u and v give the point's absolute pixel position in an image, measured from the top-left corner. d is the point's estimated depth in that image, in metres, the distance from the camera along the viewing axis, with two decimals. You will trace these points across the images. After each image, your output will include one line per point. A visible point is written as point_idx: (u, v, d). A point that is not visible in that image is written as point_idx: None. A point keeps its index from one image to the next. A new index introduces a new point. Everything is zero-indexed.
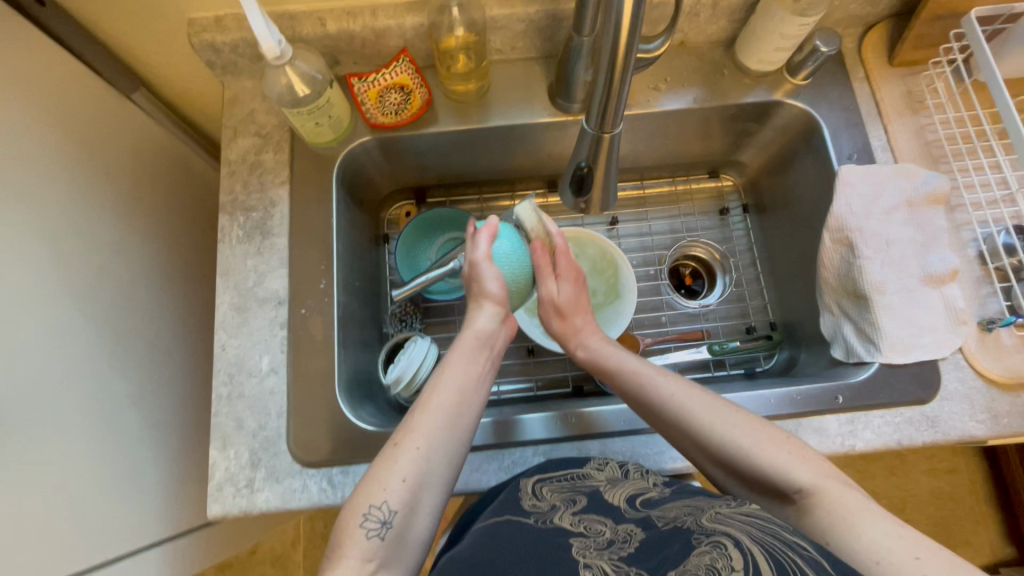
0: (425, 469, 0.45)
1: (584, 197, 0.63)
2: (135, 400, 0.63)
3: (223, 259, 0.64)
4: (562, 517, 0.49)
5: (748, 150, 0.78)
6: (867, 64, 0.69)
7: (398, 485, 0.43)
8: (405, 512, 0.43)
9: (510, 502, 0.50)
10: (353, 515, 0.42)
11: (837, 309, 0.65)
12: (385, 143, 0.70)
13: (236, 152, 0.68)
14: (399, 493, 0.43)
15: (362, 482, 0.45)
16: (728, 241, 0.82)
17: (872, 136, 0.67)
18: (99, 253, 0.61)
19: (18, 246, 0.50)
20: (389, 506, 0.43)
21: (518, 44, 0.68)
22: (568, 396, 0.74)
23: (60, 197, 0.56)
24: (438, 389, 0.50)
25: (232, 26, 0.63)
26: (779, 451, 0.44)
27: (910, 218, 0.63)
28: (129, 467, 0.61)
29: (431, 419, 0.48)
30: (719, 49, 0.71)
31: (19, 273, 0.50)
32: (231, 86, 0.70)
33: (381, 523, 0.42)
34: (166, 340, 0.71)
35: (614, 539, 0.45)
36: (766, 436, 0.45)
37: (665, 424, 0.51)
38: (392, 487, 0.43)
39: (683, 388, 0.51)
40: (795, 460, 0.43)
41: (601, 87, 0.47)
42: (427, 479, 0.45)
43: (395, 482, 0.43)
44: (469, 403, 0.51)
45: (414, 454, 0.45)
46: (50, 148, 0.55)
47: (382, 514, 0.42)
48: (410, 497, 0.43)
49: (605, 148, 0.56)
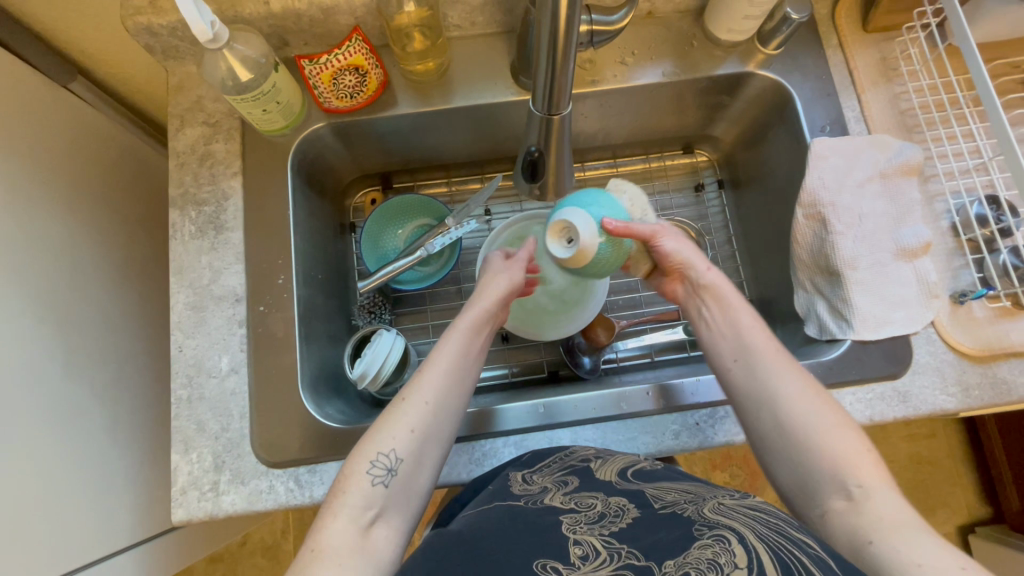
0: (430, 425, 0.46)
1: (539, 183, 0.60)
2: (89, 404, 0.61)
3: (175, 258, 0.61)
4: (552, 496, 0.47)
5: (722, 123, 0.76)
6: (840, 31, 0.67)
7: (408, 434, 0.45)
8: (411, 462, 0.44)
9: (500, 492, 0.48)
10: (361, 462, 0.43)
11: (811, 286, 0.64)
12: (342, 128, 0.67)
13: (184, 143, 0.64)
14: (407, 443, 0.44)
15: (371, 428, 0.46)
16: (703, 217, 0.81)
17: (846, 106, 0.65)
18: (44, 255, 0.58)
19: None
20: (396, 454, 0.44)
21: (477, 18, 0.64)
22: (544, 381, 0.73)
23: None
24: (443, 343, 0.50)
25: (168, 7, 0.58)
26: (857, 446, 0.45)
27: (884, 190, 0.62)
28: (86, 474, 0.59)
29: (438, 373, 0.48)
30: (688, 19, 0.68)
31: None
32: (175, 72, 0.66)
33: (387, 471, 0.43)
34: (121, 340, 0.68)
35: (606, 512, 0.43)
36: (845, 430, 0.45)
37: (752, 374, 0.50)
38: (400, 437, 0.45)
39: (773, 360, 0.50)
40: (866, 461, 0.44)
41: (543, 66, 0.44)
42: (433, 432, 0.46)
43: (402, 432, 0.45)
44: (472, 362, 0.52)
45: (422, 407, 0.46)
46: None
47: (387, 463, 0.43)
48: (415, 449, 0.45)
49: (556, 132, 0.52)
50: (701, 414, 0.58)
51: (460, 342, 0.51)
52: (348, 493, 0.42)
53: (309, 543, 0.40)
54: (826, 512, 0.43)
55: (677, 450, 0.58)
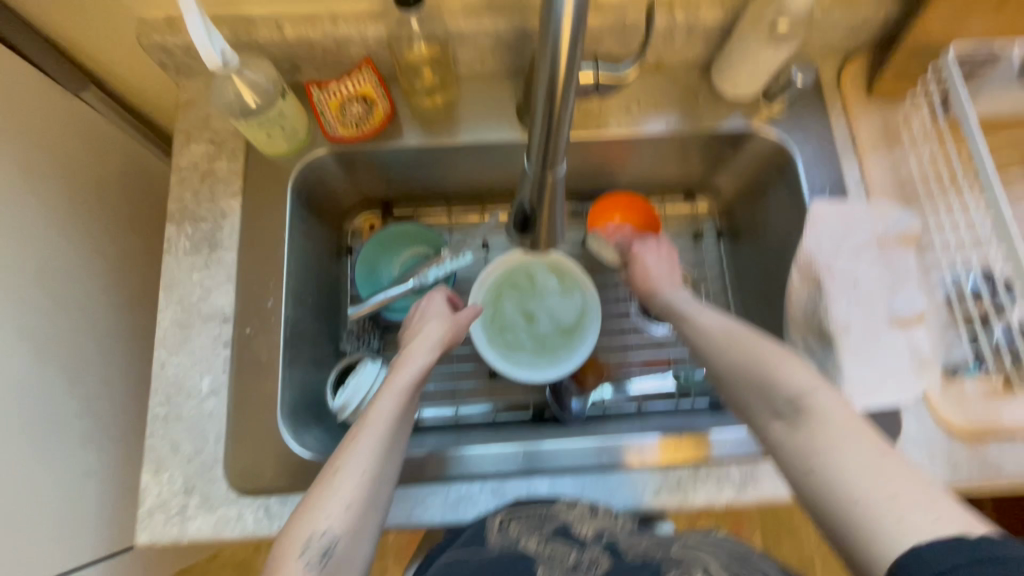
0: (367, 496, 0.43)
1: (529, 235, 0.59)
2: (65, 414, 0.60)
3: (167, 272, 0.61)
4: (529, 542, 0.48)
5: (723, 175, 0.76)
6: (845, 96, 0.67)
7: (341, 512, 0.41)
8: (348, 538, 0.41)
9: (476, 537, 0.50)
10: (293, 545, 0.40)
11: (802, 345, 0.63)
12: (345, 156, 0.67)
13: (188, 159, 0.65)
14: (342, 519, 0.41)
15: (299, 508, 0.42)
16: (701, 264, 0.80)
17: (846, 170, 0.66)
18: (37, 259, 0.58)
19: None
20: (331, 533, 0.40)
21: (488, 58, 0.65)
22: (529, 421, 0.72)
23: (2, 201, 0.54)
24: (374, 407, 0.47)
25: (184, 28, 0.59)
26: (795, 372, 0.45)
27: (879, 258, 0.62)
28: (54, 486, 0.58)
29: (371, 442, 0.45)
30: (695, 73, 0.69)
31: None
32: (186, 88, 0.66)
33: (323, 552, 0.40)
34: (105, 350, 0.68)
35: (579, 563, 0.45)
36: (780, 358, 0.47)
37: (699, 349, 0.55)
38: (335, 513, 0.41)
39: (708, 318, 0.55)
40: (797, 372, 0.45)
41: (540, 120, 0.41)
42: (369, 504, 0.43)
43: (335, 509, 0.41)
44: (405, 423, 0.49)
45: (358, 478, 0.43)
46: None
47: (324, 543, 0.40)
48: (352, 523, 0.41)
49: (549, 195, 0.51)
50: (684, 472, 0.57)
51: (398, 401, 0.48)
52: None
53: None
54: (771, 437, 0.44)
55: (655, 509, 0.57)
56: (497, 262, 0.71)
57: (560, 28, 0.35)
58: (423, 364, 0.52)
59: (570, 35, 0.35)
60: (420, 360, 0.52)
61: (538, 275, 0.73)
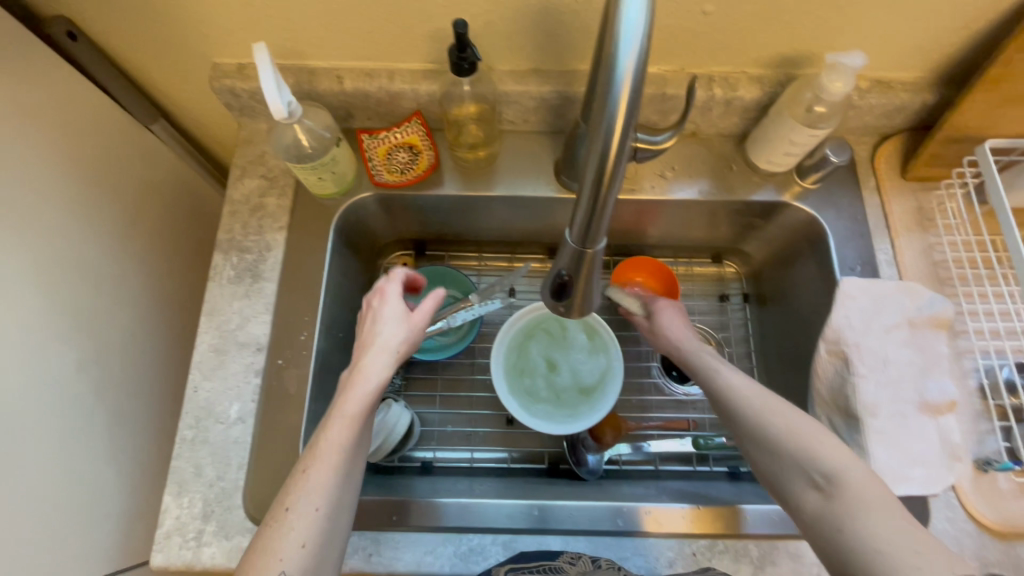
0: (325, 531, 0.43)
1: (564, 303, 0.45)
2: (96, 428, 0.62)
3: (210, 299, 0.64)
4: None
5: (753, 242, 0.77)
6: (879, 175, 0.69)
7: (298, 556, 0.41)
8: None
9: None
10: None
11: (827, 423, 0.62)
12: (387, 199, 0.70)
13: (241, 192, 0.68)
14: (297, 563, 0.40)
15: (250, 555, 0.41)
16: (725, 327, 0.80)
17: (878, 248, 0.66)
18: (83, 278, 0.61)
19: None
20: None
21: (530, 117, 0.68)
22: (543, 472, 0.72)
23: (51, 225, 0.57)
24: (323, 434, 0.46)
25: (253, 75, 0.63)
26: (825, 443, 0.45)
27: (910, 339, 0.61)
28: (79, 498, 0.60)
29: (325, 475, 0.44)
30: (730, 143, 0.71)
31: None
32: (246, 127, 0.71)
33: None
34: (142, 366, 0.70)
35: None
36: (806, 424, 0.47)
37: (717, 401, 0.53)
38: (290, 557, 0.40)
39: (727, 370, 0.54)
40: (829, 444, 0.45)
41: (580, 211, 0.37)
42: (327, 540, 0.43)
43: (293, 550, 0.41)
44: (364, 444, 0.48)
45: (310, 516, 0.42)
46: (47, 174, 0.57)
47: None
48: (309, 566, 0.41)
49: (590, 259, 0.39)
50: (700, 544, 0.57)
51: (347, 432, 0.46)
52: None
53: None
54: (802, 505, 0.44)
55: None
56: (534, 306, 0.73)
57: (613, 112, 0.31)
58: (377, 380, 0.50)
59: (623, 126, 0.31)
60: (373, 379, 0.50)
61: (571, 328, 0.74)
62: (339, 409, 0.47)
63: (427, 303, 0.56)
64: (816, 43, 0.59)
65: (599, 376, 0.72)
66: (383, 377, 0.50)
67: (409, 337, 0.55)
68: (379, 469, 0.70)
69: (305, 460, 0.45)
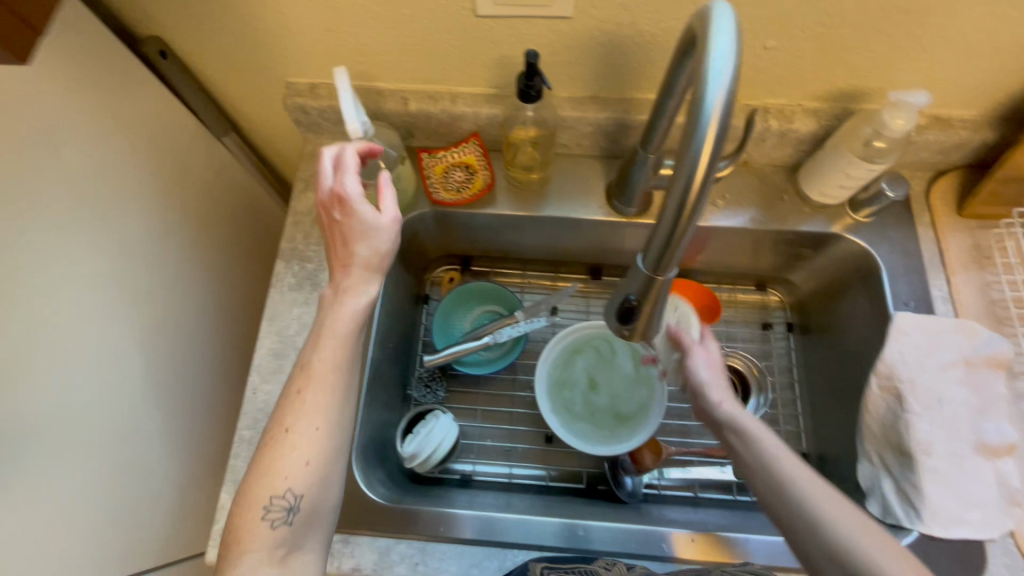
0: (328, 450, 0.47)
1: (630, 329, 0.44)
2: (155, 424, 0.65)
3: (271, 305, 0.67)
4: None
5: (800, 272, 0.77)
6: (934, 211, 0.68)
7: (303, 471, 0.46)
8: (311, 493, 0.46)
9: None
10: (254, 509, 0.45)
11: (878, 459, 0.61)
12: (442, 216, 0.73)
13: (304, 204, 0.71)
14: (303, 480, 0.46)
15: (258, 470, 0.46)
16: (768, 356, 0.79)
17: (933, 285, 0.66)
18: (152, 280, 0.65)
19: (81, 269, 0.55)
20: (293, 493, 0.46)
21: (584, 142, 0.70)
22: (580, 492, 0.72)
23: (128, 230, 0.61)
24: (318, 358, 0.49)
25: (323, 94, 0.67)
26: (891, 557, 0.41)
27: (966, 379, 0.60)
28: (139, 490, 0.63)
29: (321, 397, 0.48)
30: (781, 174, 0.72)
31: (76, 296, 0.54)
32: (311, 142, 0.74)
33: (286, 509, 0.46)
34: (199, 366, 0.74)
35: None
36: (865, 529, 0.43)
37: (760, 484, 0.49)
38: (295, 475, 0.46)
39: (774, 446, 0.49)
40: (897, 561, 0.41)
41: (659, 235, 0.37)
42: (331, 455, 0.48)
43: (298, 467, 0.46)
44: (355, 366, 0.50)
45: (310, 435, 0.47)
46: (129, 181, 0.61)
47: (287, 501, 0.46)
48: (314, 479, 0.47)
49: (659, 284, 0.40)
50: None
51: (339, 351, 0.49)
52: (251, 545, 0.45)
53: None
54: None
55: None
56: (585, 325, 0.74)
57: (699, 150, 0.32)
58: (361, 303, 0.50)
59: (708, 164, 0.32)
60: (355, 300, 0.50)
61: (620, 354, 0.74)
62: (327, 334, 0.49)
63: (386, 200, 0.50)
64: (876, 79, 0.60)
65: (639, 406, 0.72)
66: (369, 294, 0.51)
67: (378, 245, 0.50)
68: (419, 478, 0.72)
69: (302, 383, 0.48)
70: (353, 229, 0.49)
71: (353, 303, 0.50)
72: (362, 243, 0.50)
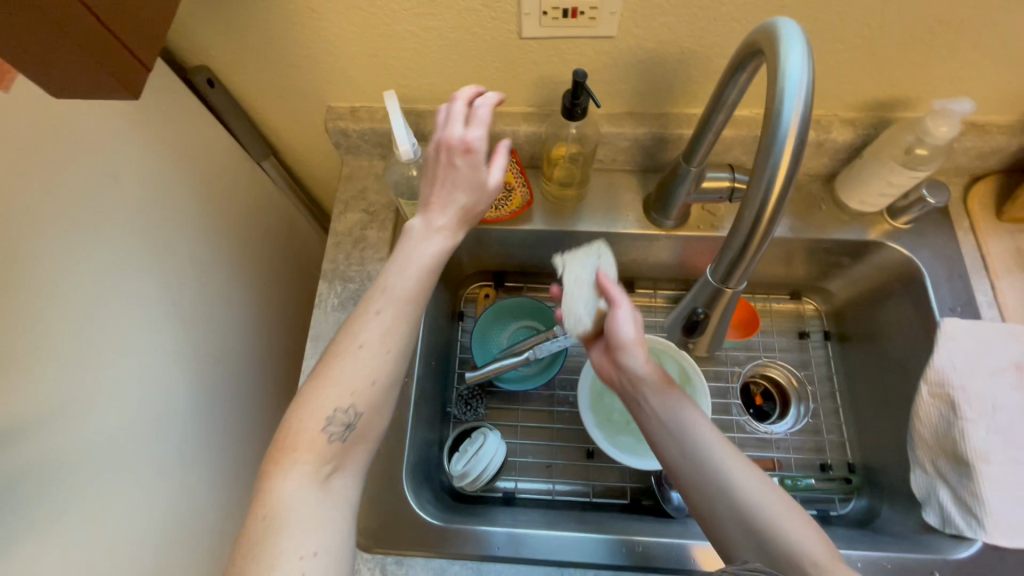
0: (390, 372, 0.50)
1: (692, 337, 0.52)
2: (202, 447, 0.66)
3: (315, 326, 0.67)
4: None
5: (836, 280, 0.77)
6: (973, 216, 0.68)
7: (366, 389, 0.48)
8: (368, 414, 0.49)
9: None
10: (317, 420, 0.47)
11: (932, 468, 0.60)
12: (480, 233, 0.73)
13: (344, 225, 0.72)
14: (365, 399, 0.48)
15: (322, 380, 0.48)
16: (806, 365, 0.78)
17: (977, 290, 0.65)
18: (200, 304, 0.66)
19: (137, 294, 0.56)
20: (354, 411, 0.48)
21: (620, 157, 0.71)
22: (625, 508, 0.71)
23: (179, 255, 0.62)
24: (395, 275, 0.52)
25: (364, 116, 0.68)
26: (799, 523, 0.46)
27: (1018, 383, 0.60)
28: (189, 514, 0.63)
29: (398, 320, 0.51)
30: (817, 183, 0.72)
31: (132, 321, 0.55)
32: (349, 164, 0.75)
33: (344, 427, 0.48)
34: (241, 388, 0.74)
35: None
36: (779, 502, 0.47)
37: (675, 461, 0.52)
38: (359, 392, 0.48)
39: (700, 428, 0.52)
40: (805, 529, 0.46)
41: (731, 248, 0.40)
42: (392, 379, 0.50)
43: (364, 384, 0.48)
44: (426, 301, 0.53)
45: (383, 354, 0.49)
46: (180, 208, 0.62)
47: (346, 417, 0.48)
48: (373, 400, 0.49)
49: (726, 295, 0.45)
50: None
51: (415, 278, 0.52)
52: (301, 450, 0.46)
53: (275, 490, 0.44)
54: None
55: None
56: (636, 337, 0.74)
57: (777, 162, 0.34)
58: (438, 248, 0.54)
59: (786, 176, 0.35)
60: (442, 240, 0.54)
61: None
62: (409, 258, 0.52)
63: (497, 163, 0.54)
64: (914, 88, 0.60)
65: None
66: (447, 243, 0.54)
67: (479, 200, 0.54)
68: (463, 497, 0.71)
69: (378, 301, 0.51)
70: (464, 177, 0.53)
71: (431, 248, 0.53)
72: (464, 195, 0.54)
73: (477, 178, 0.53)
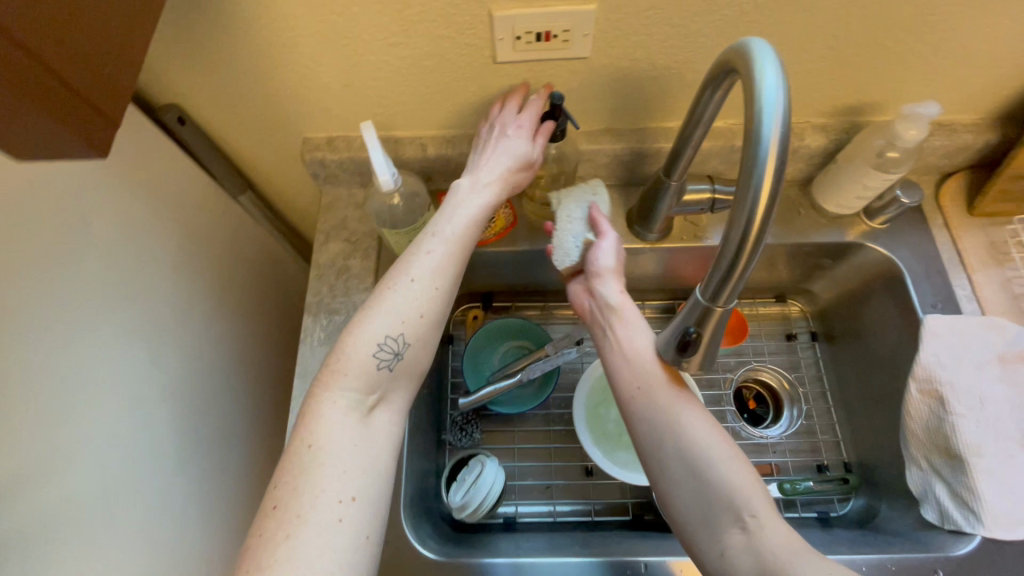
0: (439, 304, 0.53)
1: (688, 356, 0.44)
2: (189, 494, 0.64)
3: (302, 361, 0.65)
4: None
5: (819, 281, 0.78)
6: (946, 212, 0.70)
7: (417, 322, 0.51)
8: (416, 347, 0.51)
9: None
10: (366, 347, 0.50)
11: (926, 464, 0.61)
12: None
13: (326, 256, 0.71)
14: (413, 331, 0.51)
15: (369, 314, 0.51)
16: (796, 367, 0.79)
17: (956, 284, 0.66)
18: (181, 345, 0.64)
19: (116, 342, 0.54)
20: (402, 341, 0.51)
21: (600, 172, 0.71)
22: (627, 525, 0.70)
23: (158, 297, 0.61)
24: (448, 217, 0.55)
25: (342, 146, 0.67)
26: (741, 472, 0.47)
27: (1003, 375, 0.61)
28: (177, 564, 0.61)
29: (450, 260, 0.53)
30: (794, 188, 0.73)
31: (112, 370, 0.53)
32: (328, 193, 0.74)
33: (392, 356, 0.51)
34: (227, 428, 0.72)
35: None
36: (732, 454, 0.48)
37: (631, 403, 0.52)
38: (410, 322, 0.51)
39: (665, 382, 0.51)
40: (750, 483, 0.46)
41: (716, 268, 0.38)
42: (441, 318, 0.53)
43: (414, 317, 0.51)
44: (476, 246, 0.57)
45: (433, 291, 0.52)
46: (158, 249, 0.61)
47: (395, 347, 0.51)
48: (422, 333, 0.52)
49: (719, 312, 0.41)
50: None
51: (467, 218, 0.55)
52: (351, 377, 0.49)
53: (318, 412, 0.48)
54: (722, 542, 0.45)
55: None
56: None
57: (760, 180, 0.35)
58: (484, 202, 0.56)
59: (770, 194, 0.35)
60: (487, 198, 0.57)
61: None
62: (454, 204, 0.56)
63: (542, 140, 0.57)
64: (881, 92, 0.62)
65: None
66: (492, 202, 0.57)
67: (523, 168, 0.57)
68: (464, 525, 0.70)
69: (430, 243, 0.54)
70: (509, 142, 0.56)
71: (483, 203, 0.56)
72: (509, 159, 0.57)
73: (522, 149, 0.56)
